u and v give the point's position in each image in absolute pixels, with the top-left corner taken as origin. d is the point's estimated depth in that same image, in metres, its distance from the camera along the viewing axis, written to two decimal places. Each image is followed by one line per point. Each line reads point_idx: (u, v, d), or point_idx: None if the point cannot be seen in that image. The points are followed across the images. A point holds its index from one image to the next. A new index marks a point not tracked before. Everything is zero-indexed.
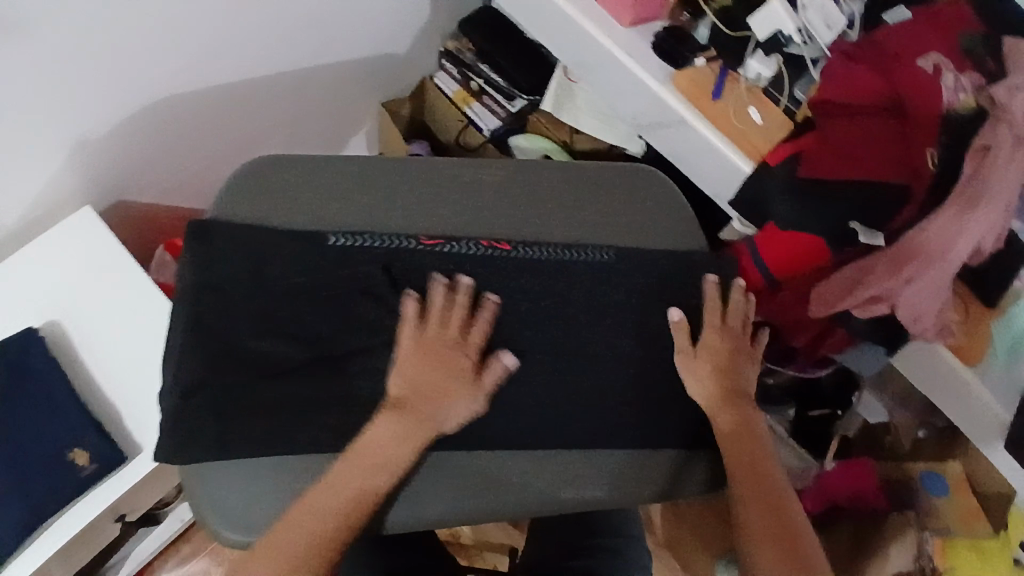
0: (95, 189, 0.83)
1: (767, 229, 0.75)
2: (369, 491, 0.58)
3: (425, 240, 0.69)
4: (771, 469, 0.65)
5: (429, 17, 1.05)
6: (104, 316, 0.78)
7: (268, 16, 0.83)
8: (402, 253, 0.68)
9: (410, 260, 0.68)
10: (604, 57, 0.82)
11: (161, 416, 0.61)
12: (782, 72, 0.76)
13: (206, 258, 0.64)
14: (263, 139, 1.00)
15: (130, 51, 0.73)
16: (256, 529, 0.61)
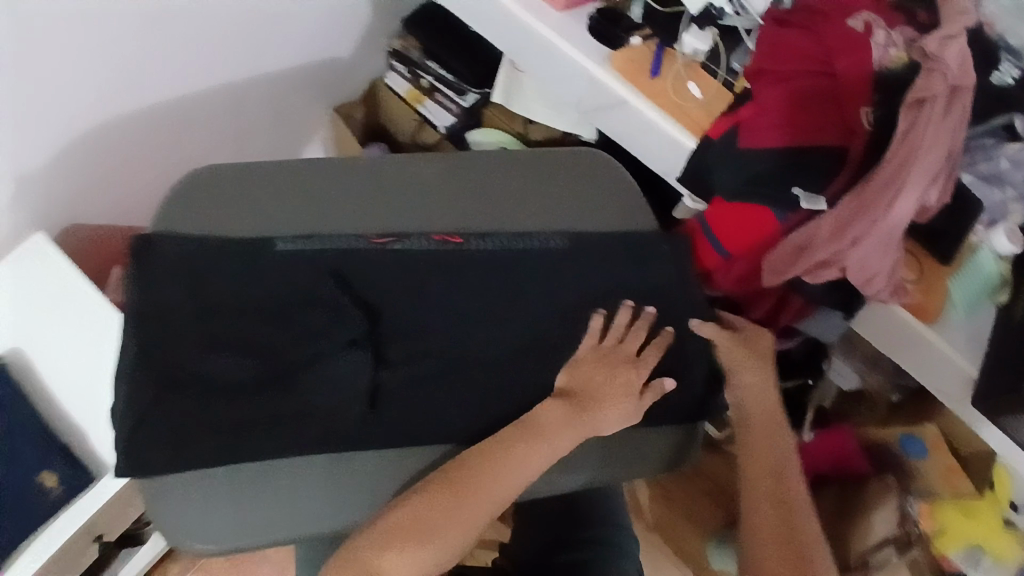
0: (43, 215, 0.82)
1: (715, 205, 0.76)
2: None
3: (377, 240, 0.69)
4: (789, 459, 0.68)
5: (370, 18, 1.05)
6: (60, 343, 0.77)
7: (199, 27, 0.83)
8: (346, 254, 0.68)
9: (356, 262, 0.68)
10: (540, 44, 0.82)
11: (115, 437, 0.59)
12: (718, 45, 0.78)
13: (149, 275, 0.64)
14: (215, 153, 0.99)
15: (60, 70, 0.72)
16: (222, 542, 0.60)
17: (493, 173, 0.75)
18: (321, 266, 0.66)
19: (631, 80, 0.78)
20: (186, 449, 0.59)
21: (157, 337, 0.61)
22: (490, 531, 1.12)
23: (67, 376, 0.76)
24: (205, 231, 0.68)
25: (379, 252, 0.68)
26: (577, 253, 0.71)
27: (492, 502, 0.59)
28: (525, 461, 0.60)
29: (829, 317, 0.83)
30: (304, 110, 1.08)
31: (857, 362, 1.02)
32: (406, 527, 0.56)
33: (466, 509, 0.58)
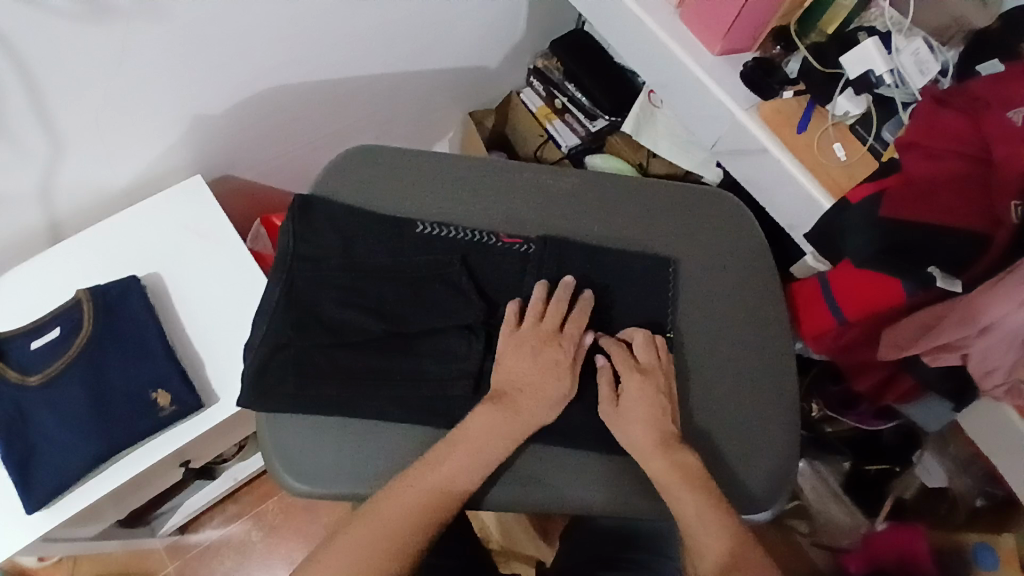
0: (203, 162, 0.91)
1: (842, 267, 0.76)
2: (438, 499, 0.60)
3: (496, 236, 0.73)
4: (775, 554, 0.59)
5: (522, 35, 1.10)
6: (197, 276, 0.84)
7: (377, 19, 0.89)
8: (476, 247, 0.72)
9: (484, 254, 0.72)
10: (689, 82, 0.84)
11: (246, 367, 0.66)
12: (871, 111, 0.78)
13: (306, 231, 0.71)
14: (355, 133, 1.07)
15: (250, 42, 0.80)
16: (321, 484, 0.64)
17: (621, 195, 0.78)
18: (452, 253, 0.71)
19: (776, 131, 0.79)
20: (312, 389, 0.65)
21: (307, 292, 0.69)
22: (527, 546, 1.13)
23: (193, 307, 0.82)
24: (356, 199, 0.74)
25: (502, 250, 0.72)
26: (694, 283, 0.75)
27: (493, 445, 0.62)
28: (502, 424, 0.62)
29: (937, 408, 0.82)
30: (441, 110, 1.16)
31: (946, 461, 0.97)
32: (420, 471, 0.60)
33: (448, 467, 0.60)
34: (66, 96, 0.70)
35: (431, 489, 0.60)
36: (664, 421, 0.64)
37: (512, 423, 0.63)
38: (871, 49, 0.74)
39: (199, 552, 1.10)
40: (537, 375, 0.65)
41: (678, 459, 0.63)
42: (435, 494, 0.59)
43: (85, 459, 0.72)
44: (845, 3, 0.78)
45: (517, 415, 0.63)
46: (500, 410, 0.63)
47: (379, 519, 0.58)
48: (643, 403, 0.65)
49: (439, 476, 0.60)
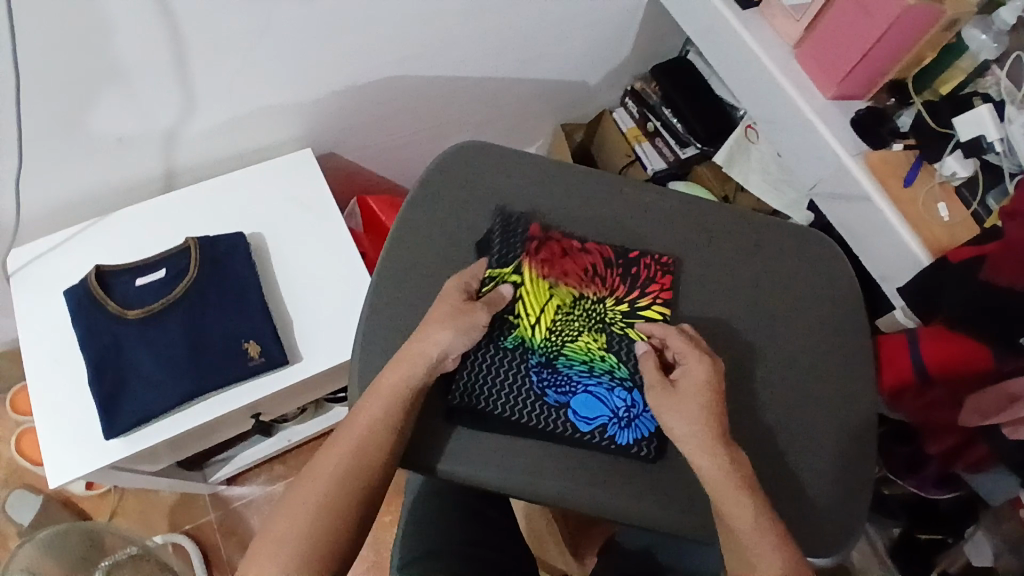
0: (314, 137, 0.96)
1: (933, 327, 0.75)
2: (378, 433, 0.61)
3: (507, 218, 0.74)
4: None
5: (624, 58, 1.13)
6: (298, 241, 0.88)
7: (497, 25, 0.92)
8: (529, 253, 0.72)
9: (542, 257, 0.72)
10: (796, 122, 0.85)
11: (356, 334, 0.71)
12: (977, 176, 0.76)
13: (419, 217, 0.75)
14: (455, 129, 1.10)
15: (382, 28, 0.83)
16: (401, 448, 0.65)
17: (721, 220, 0.78)
18: (503, 261, 0.72)
19: (880, 180, 0.80)
20: None
21: (409, 272, 0.73)
22: (556, 558, 1.13)
23: (289, 269, 0.86)
24: (457, 202, 0.76)
25: (568, 252, 0.73)
26: (799, 315, 0.75)
27: (408, 381, 0.63)
28: (408, 365, 0.63)
29: (1003, 480, 0.80)
30: (536, 117, 1.19)
31: None
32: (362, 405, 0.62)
33: (350, 448, 0.60)
34: (202, 56, 0.74)
35: (362, 429, 0.61)
36: (716, 418, 0.62)
37: (413, 370, 0.63)
38: (984, 115, 0.74)
39: (241, 506, 1.13)
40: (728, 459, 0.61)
41: (714, 448, 0.61)
42: (344, 473, 0.59)
43: (170, 396, 0.75)
44: (962, 66, 0.78)
45: (405, 372, 0.63)
46: (403, 364, 0.63)
47: (329, 454, 0.60)
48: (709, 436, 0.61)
49: (342, 459, 0.60)
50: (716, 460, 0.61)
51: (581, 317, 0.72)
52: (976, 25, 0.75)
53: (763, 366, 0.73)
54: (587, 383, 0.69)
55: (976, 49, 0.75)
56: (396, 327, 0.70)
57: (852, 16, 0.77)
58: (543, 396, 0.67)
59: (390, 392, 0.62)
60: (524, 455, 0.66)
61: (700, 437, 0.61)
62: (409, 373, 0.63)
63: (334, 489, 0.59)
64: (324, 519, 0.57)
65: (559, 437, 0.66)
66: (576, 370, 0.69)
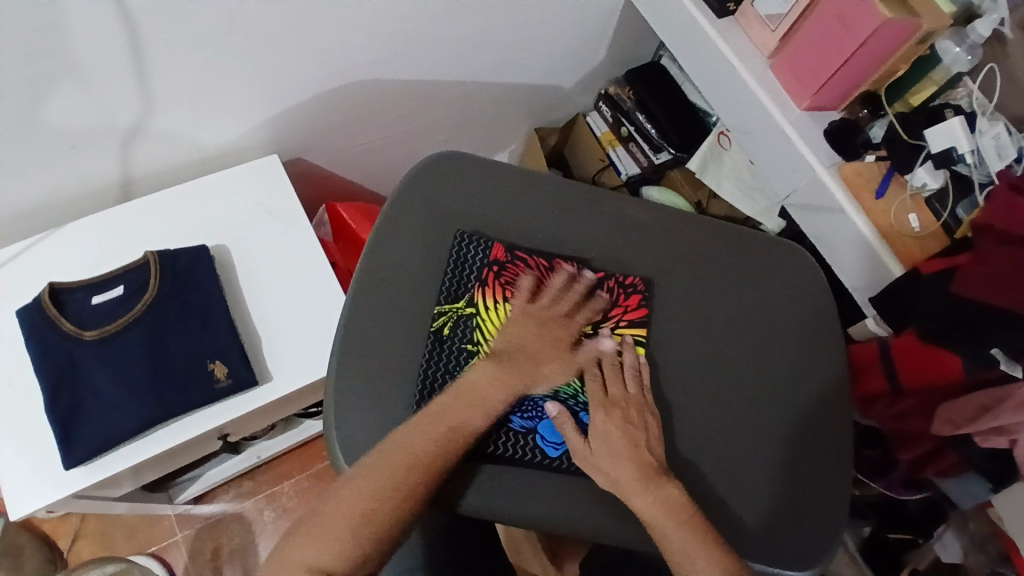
0: (281, 143, 0.92)
1: (905, 338, 0.76)
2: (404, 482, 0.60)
3: (470, 239, 0.73)
4: None
5: (599, 61, 1.11)
6: (265, 255, 0.84)
7: (471, 27, 0.90)
8: (485, 280, 0.71)
9: (503, 282, 0.71)
10: (771, 132, 0.86)
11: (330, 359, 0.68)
12: (948, 187, 0.78)
13: (394, 234, 0.73)
14: (428, 134, 1.08)
15: (349, 33, 0.80)
16: None
17: (698, 233, 0.78)
18: (453, 296, 0.71)
19: (854, 193, 0.81)
20: (385, 381, 0.67)
21: (383, 290, 0.70)
22: None
23: (256, 284, 0.83)
24: (437, 216, 0.74)
25: (531, 273, 0.72)
26: (776, 328, 0.75)
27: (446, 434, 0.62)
28: (452, 425, 0.62)
29: (972, 485, 0.80)
30: (509, 122, 1.17)
31: None
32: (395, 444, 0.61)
33: (394, 465, 0.60)
34: (158, 59, 0.70)
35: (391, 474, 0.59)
36: (638, 451, 0.64)
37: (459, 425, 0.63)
38: (956, 127, 0.74)
39: (210, 524, 1.09)
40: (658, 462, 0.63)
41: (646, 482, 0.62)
42: (392, 477, 0.59)
43: (133, 420, 0.72)
44: (935, 78, 0.78)
45: (482, 400, 0.64)
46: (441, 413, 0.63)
47: (348, 495, 0.59)
48: (625, 475, 0.62)
49: (386, 473, 0.59)
50: (658, 495, 0.61)
51: (543, 339, 0.70)
52: (950, 37, 0.75)
53: (739, 381, 0.72)
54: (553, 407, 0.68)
55: (949, 62, 0.75)
56: (371, 349, 0.68)
57: (829, 26, 0.77)
58: (508, 422, 0.67)
59: (424, 441, 0.61)
60: (505, 480, 0.65)
61: (630, 476, 0.62)
62: (448, 422, 0.62)
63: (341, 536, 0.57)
64: (360, 528, 0.57)
65: (528, 464, 0.66)
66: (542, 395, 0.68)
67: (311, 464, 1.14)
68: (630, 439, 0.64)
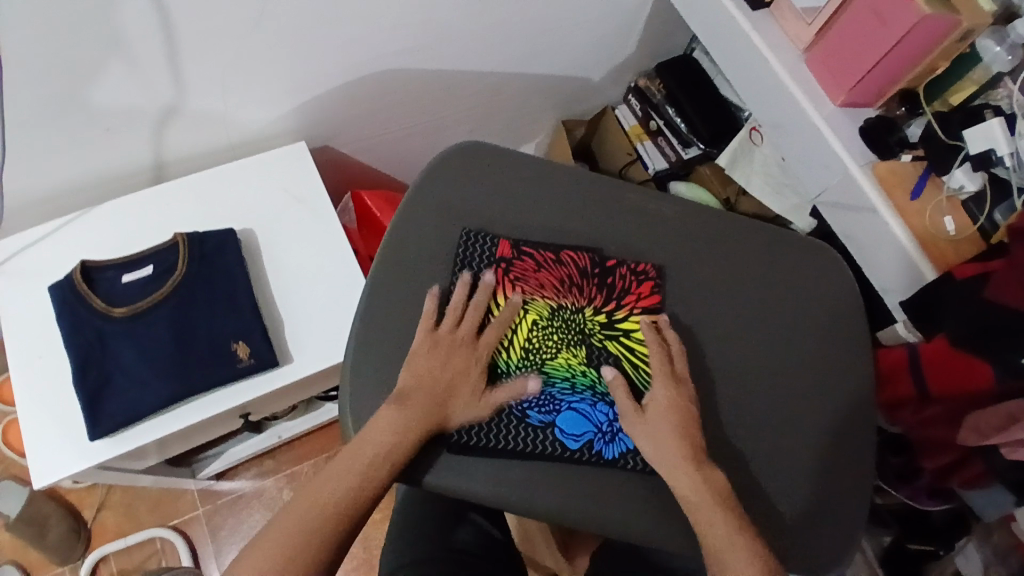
0: (308, 130, 0.93)
1: (935, 343, 0.74)
2: (360, 485, 0.60)
3: (474, 239, 0.72)
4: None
5: (629, 54, 1.10)
6: (288, 238, 0.85)
7: (499, 19, 0.90)
8: (495, 277, 0.71)
9: (513, 278, 0.71)
10: (804, 129, 0.84)
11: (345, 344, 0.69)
12: (986, 191, 0.75)
13: (415, 222, 0.73)
14: (454, 124, 1.08)
15: (379, 21, 0.81)
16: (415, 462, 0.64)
17: (723, 229, 0.76)
18: (462, 295, 0.70)
19: (887, 193, 0.78)
20: (397, 372, 0.67)
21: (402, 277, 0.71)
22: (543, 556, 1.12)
23: (280, 268, 0.84)
24: (458, 207, 0.74)
25: (541, 266, 0.72)
26: (800, 329, 0.73)
27: (409, 427, 0.62)
28: (418, 420, 0.62)
29: (998, 496, 0.78)
30: (536, 113, 1.16)
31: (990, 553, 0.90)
32: (354, 445, 0.62)
33: (350, 468, 0.61)
34: (190, 43, 0.71)
35: (347, 472, 0.60)
36: (692, 437, 0.64)
37: (419, 417, 0.63)
38: (994, 128, 0.71)
39: (230, 501, 1.12)
40: (685, 462, 0.63)
41: (687, 471, 0.62)
42: (354, 475, 0.60)
43: (156, 397, 0.74)
44: (975, 78, 0.75)
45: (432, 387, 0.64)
46: (401, 412, 0.62)
47: (308, 496, 0.59)
48: (671, 461, 0.63)
49: (376, 442, 0.61)
50: (704, 485, 0.61)
51: (558, 331, 0.70)
52: (990, 36, 0.72)
53: (761, 380, 0.71)
54: (569, 400, 0.67)
55: (989, 60, 0.72)
56: (389, 336, 0.68)
57: (865, 24, 0.75)
58: (526, 418, 0.66)
59: (384, 434, 0.61)
60: (518, 469, 0.64)
61: (676, 462, 0.63)
62: (408, 420, 0.62)
63: (305, 538, 0.57)
64: (309, 542, 0.57)
65: (547, 457, 0.64)
66: (557, 389, 0.68)
67: (329, 446, 1.16)
68: (683, 427, 0.65)
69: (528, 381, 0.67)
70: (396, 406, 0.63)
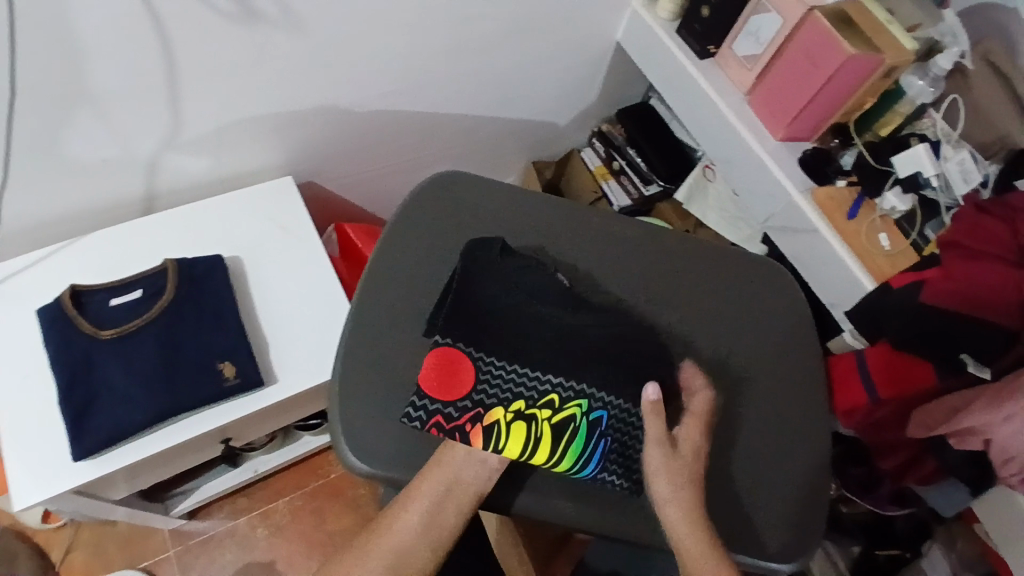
0: (295, 166, 0.99)
1: (878, 348, 0.81)
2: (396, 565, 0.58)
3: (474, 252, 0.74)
4: None
5: (592, 101, 1.20)
6: (274, 265, 0.89)
7: (475, 67, 0.98)
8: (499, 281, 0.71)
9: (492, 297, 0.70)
10: (750, 161, 0.93)
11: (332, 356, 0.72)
12: (916, 211, 0.84)
13: (398, 242, 0.78)
14: (431, 164, 1.15)
15: (367, 65, 0.88)
16: (400, 466, 0.67)
17: (682, 247, 0.84)
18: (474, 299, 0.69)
19: (828, 216, 0.87)
20: (382, 380, 0.70)
21: (391, 286, 0.75)
22: None
23: (265, 293, 0.87)
24: (438, 229, 0.80)
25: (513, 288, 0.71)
26: (756, 337, 0.80)
27: (431, 498, 0.61)
28: (441, 490, 0.62)
29: (953, 493, 0.82)
30: (508, 155, 1.25)
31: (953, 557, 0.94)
32: (377, 526, 0.60)
33: (382, 555, 0.59)
34: (194, 79, 0.77)
35: (380, 554, 0.59)
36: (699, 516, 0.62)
37: (449, 496, 0.62)
38: (921, 153, 0.81)
39: (202, 541, 1.09)
40: (705, 547, 0.60)
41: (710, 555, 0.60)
42: (384, 561, 0.58)
43: (141, 415, 0.75)
44: (901, 110, 0.86)
45: (451, 473, 0.63)
46: (423, 488, 0.62)
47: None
48: (687, 548, 0.60)
49: (403, 526, 0.60)
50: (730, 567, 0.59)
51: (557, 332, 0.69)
52: (914, 72, 0.83)
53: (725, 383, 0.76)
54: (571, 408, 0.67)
55: (915, 93, 0.84)
56: (374, 347, 0.72)
57: (801, 65, 0.85)
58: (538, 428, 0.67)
59: (414, 511, 0.61)
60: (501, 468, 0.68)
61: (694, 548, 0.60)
62: (433, 501, 0.61)
63: None
64: None
65: None
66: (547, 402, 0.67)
67: (305, 482, 1.15)
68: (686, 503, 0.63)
69: (648, 392, 0.66)
70: (420, 484, 0.62)
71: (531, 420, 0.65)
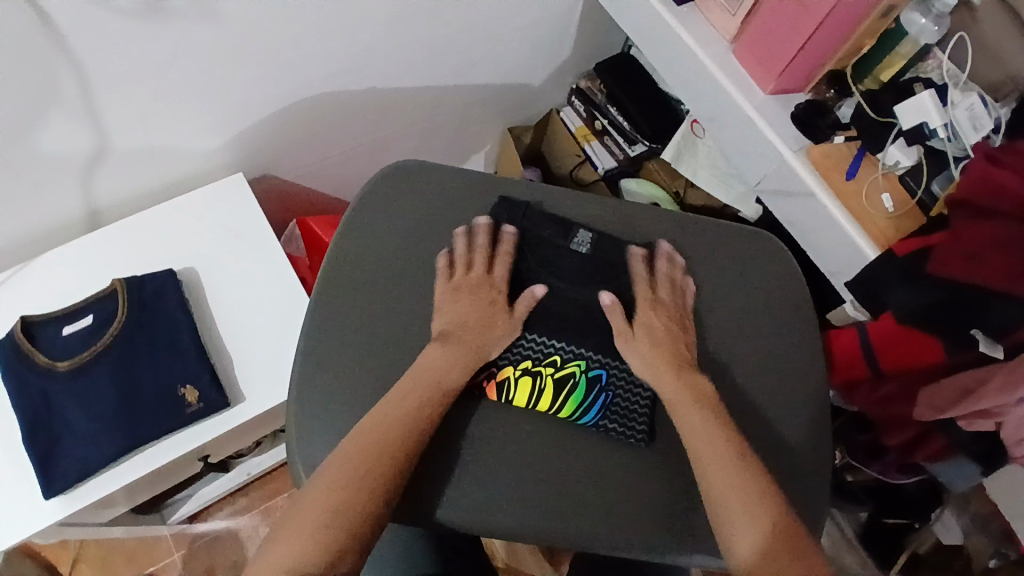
0: (245, 161, 0.92)
1: (883, 321, 0.74)
2: (417, 419, 0.62)
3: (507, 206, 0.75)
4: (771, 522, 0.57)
5: (566, 56, 1.10)
6: (231, 275, 0.84)
7: (426, 36, 0.89)
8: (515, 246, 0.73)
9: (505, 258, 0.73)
10: (737, 119, 0.84)
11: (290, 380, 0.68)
12: (922, 163, 0.76)
13: (354, 248, 0.73)
14: (396, 143, 1.07)
15: (303, 45, 0.80)
16: None
17: (662, 227, 0.77)
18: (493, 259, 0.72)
19: (823, 175, 0.78)
20: (343, 402, 0.66)
21: (350, 286, 0.71)
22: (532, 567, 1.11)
23: (224, 306, 0.83)
24: (394, 228, 0.74)
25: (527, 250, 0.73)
26: (746, 320, 0.73)
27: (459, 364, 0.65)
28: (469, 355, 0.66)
29: (965, 468, 0.76)
30: (481, 123, 1.16)
31: (964, 519, 0.91)
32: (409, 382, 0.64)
33: (405, 407, 0.62)
34: (109, 87, 0.70)
35: (406, 411, 0.62)
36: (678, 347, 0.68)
37: (468, 351, 0.66)
38: (927, 101, 0.72)
39: (207, 543, 1.10)
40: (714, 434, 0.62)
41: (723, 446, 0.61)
42: (407, 420, 0.61)
43: (104, 452, 0.72)
44: (902, 52, 0.76)
45: (457, 361, 0.65)
46: (450, 346, 0.66)
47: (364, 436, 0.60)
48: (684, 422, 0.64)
49: (431, 372, 0.64)
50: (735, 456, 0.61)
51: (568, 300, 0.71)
52: (915, 8, 0.74)
53: (712, 375, 0.70)
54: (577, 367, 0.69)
55: (917, 33, 0.74)
56: (332, 368, 0.67)
57: (788, 8, 0.75)
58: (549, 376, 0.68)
59: (450, 365, 0.65)
60: (475, 487, 0.64)
61: (705, 429, 0.62)
62: (458, 352, 0.66)
63: (356, 484, 0.57)
64: (362, 478, 0.57)
65: (512, 470, 0.65)
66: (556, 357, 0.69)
67: None
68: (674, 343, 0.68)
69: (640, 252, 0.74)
70: (441, 344, 0.66)
71: (536, 375, 0.67)
